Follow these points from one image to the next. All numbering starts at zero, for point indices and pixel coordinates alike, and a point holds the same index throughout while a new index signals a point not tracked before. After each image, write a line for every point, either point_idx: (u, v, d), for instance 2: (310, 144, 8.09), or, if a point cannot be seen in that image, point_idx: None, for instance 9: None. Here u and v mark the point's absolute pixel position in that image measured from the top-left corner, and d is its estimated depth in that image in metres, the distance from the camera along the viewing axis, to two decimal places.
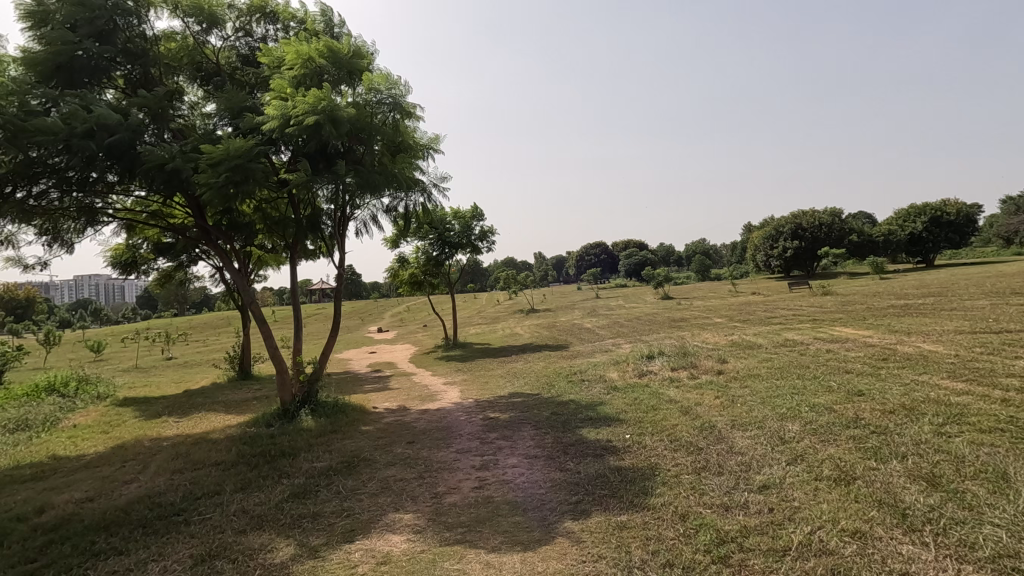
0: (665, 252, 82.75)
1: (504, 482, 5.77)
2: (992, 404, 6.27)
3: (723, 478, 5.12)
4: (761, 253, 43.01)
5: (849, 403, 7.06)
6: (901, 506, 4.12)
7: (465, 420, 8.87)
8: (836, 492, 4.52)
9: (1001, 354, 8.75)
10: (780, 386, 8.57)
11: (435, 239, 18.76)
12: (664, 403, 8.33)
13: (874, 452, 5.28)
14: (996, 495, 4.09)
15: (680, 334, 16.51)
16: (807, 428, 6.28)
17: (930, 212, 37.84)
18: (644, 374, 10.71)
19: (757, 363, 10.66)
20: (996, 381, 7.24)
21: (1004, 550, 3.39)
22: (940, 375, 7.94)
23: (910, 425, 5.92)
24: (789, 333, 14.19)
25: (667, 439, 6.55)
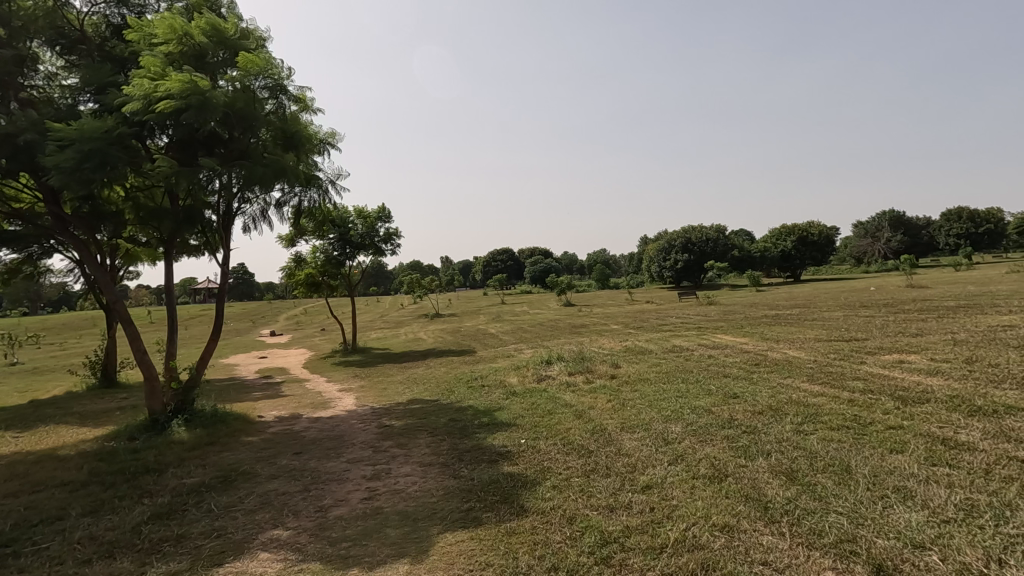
0: (569, 263, 85.54)
1: (395, 492, 5.57)
2: (840, 404, 7.08)
3: (610, 479, 5.32)
4: (655, 265, 45.66)
5: (725, 405, 7.65)
6: (764, 500, 4.48)
7: (359, 428, 8.50)
8: (710, 489, 4.83)
9: (849, 359, 9.95)
10: (667, 389, 9.10)
11: (335, 238, 18.02)
12: (560, 407, 8.54)
13: (744, 450, 5.73)
14: (841, 486, 4.57)
15: (580, 340, 17.12)
16: (688, 428, 6.73)
17: (799, 232, 43.07)
18: (542, 379, 10.93)
19: (648, 367, 11.26)
20: (845, 383, 8.20)
21: (845, 536, 3.79)
22: (801, 378, 8.85)
23: (775, 424, 6.50)
24: (677, 340, 15.16)
25: (560, 443, 6.70)
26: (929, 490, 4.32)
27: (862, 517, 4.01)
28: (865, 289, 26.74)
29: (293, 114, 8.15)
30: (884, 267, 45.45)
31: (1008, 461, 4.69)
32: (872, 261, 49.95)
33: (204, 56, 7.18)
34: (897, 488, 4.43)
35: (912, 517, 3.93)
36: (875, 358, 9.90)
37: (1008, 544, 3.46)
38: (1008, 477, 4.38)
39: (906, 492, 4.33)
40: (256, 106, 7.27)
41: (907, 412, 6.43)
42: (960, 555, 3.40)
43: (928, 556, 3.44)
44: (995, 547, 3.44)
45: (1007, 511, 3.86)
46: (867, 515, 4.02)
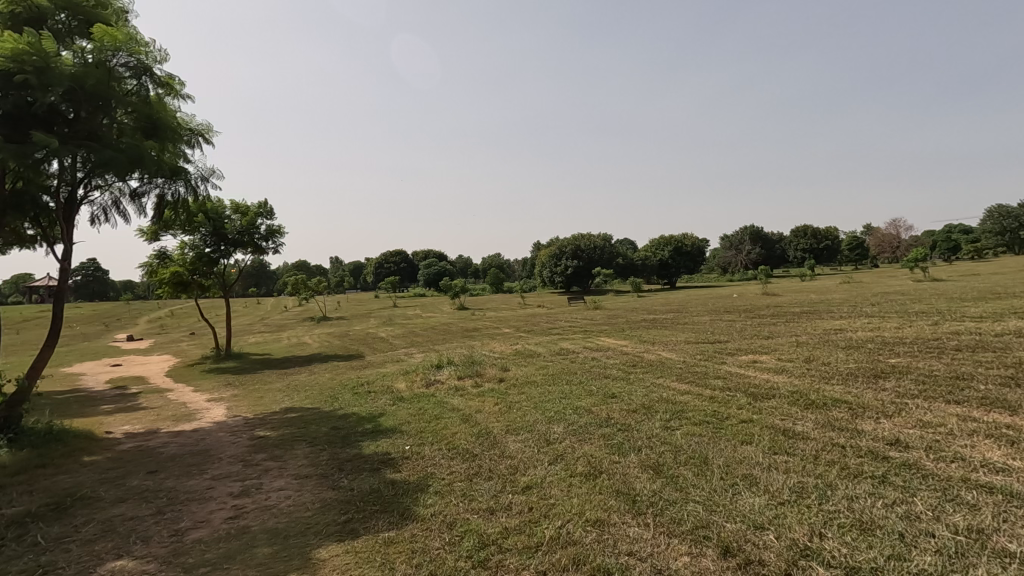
0: (464, 266, 85.67)
1: (265, 509, 5.20)
2: (703, 401, 7.76)
3: (491, 482, 5.38)
4: (546, 270, 46.97)
5: (603, 405, 8.08)
6: (633, 493, 4.79)
7: (228, 440, 7.83)
8: (586, 486, 5.06)
9: (713, 360, 10.96)
10: (552, 391, 9.41)
11: (209, 234, 16.47)
12: (447, 412, 8.50)
13: (618, 447, 6.08)
14: (699, 477, 5.00)
15: (472, 344, 17.20)
16: (569, 429, 7.00)
17: (675, 242, 46.83)
18: (431, 384, 10.81)
19: (535, 370, 11.59)
20: (708, 382, 9.01)
21: (700, 522, 4.14)
22: (672, 378, 9.58)
23: (646, 422, 6.97)
24: (564, 343, 15.75)
25: (445, 448, 6.66)
26: (770, 476, 4.88)
27: (715, 504, 4.43)
28: (730, 295, 29.67)
29: (158, 97, 7.39)
30: (745, 277, 50.70)
31: (832, 447, 5.42)
32: (736, 271, 55.41)
33: (45, 20, 6.35)
34: (745, 476, 4.94)
35: (755, 501, 4.40)
36: (733, 359, 11.01)
37: (828, 519, 3.99)
38: (831, 461, 5.06)
39: (752, 479, 4.85)
40: (110, 83, 6.47)
41: (757, 406, 7.21)
42: (790, 532, 3.86)
43: (766, 535, 3.87)
44: (817, 522, 3.96)
45: (829, 490, 4.46)
46: (719, 502, 4.44)
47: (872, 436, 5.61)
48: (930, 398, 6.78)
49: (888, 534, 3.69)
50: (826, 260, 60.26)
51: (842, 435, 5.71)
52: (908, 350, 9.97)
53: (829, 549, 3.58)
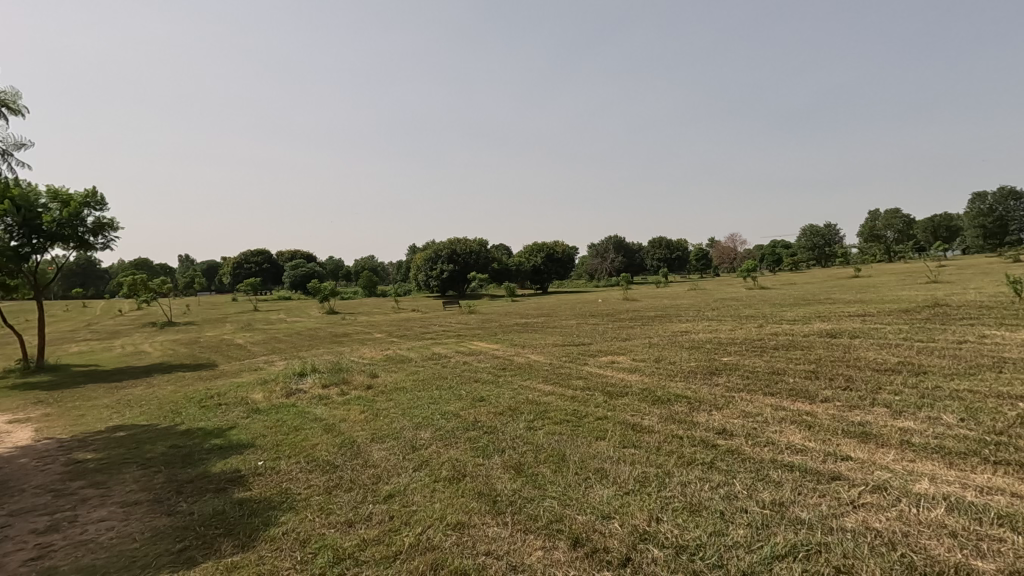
0: (335, 267, 81.85)
1: (78, 545, 4.50)
2: (565, 401, 8.19)
3: (352, 493, 5.18)
4: (421, 275, 46.12)
5: (471, 408, 8.19)
6: (493, 494, 4.90)
7: (34, 468, 6.67)
8: (449, 491, 5.08)
9: (576, 361, 11.63)
10: (421, 396, 9.34)
11: (16, 225, 13.78)
12: (308, 422, 8.04)
13: (483, 449, 6.21)
14: (556, 473, 5.27)
15: (340, 350, 16.44)
16: (435, 434, 6.99)
17: (546, 249, 50.29)
18: (292, 394, 10.11)
19: (406, 376, 11.39)
20: (571, 382, 9.52)
21: (554, 516, 4.36)
22: (538, 380, 9.97)
23: (511, 423, 7.20)
24: (436, 348, 15.67)
25: (303, 461, 6.28)
26: (619, 468, 5.28)
27: (569, 498, 4.69)
28: (596, 300, 31.73)
29: None
30: (609, 283, 54.65)
31: (672, 439, 6.01)
32: (602, 278, 59.45)
33: None
34: (597, 469, 5.30)
35: (604, 492, 4.74)
36: (595, 359, 11.78)
37: (664, 504, 4.41)
38: (670, 451, 5.62)
39: (603, 472, 5.21)
40: None
41: (612, 404, 7.78)
42: (632, 519, 4.21)
43: (611, 523, 4.18)
44: (656, 507, 4.36)
45: (667, 478, 4.95)
46: (572, 496, 4.72)
47: (704, 426, 6.33)
48: (751, 391, 7.81)
49: (712, 513, 4.17)
50: (677, 270, 66.87)
51: (681, 427, 6.37)
52: (738, 349, 11.39)
53: (663, 532, 3.96)
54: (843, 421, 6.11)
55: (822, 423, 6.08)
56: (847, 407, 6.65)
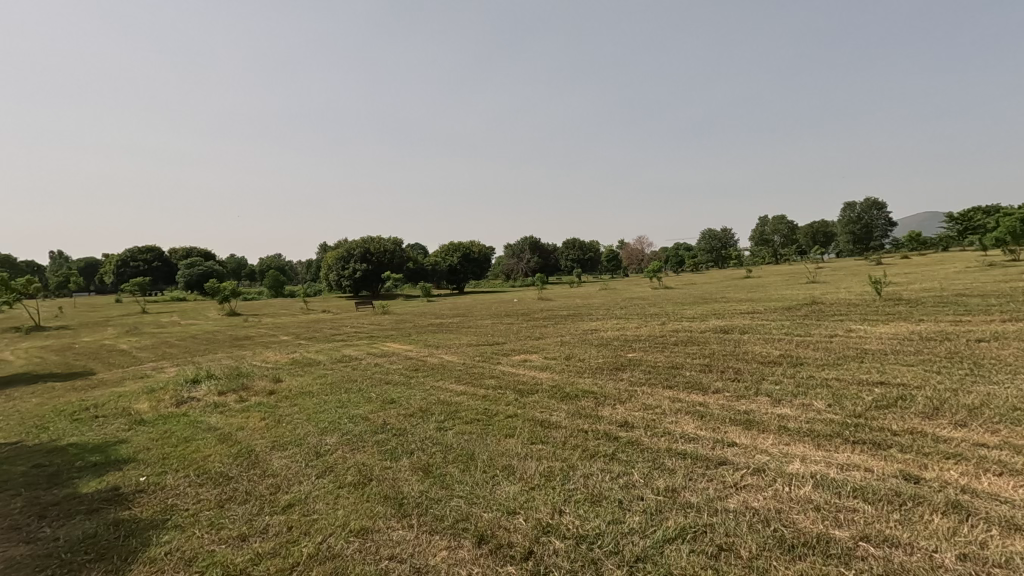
0: (236, 266, 76.72)
1: None
2: (476, 400, 8.22)
3: (247, 505, 4.89)
4: (332, 274, 44.25)
5: (381, 411, 8.00)
6: (400, 497, 4.82)
7: None
8: (353, 496, 4.93)
9: (489, 361, 11.70)
10: (328, 400, 8.98)
11: None
12: (200, 432, 7.47)
13: (391, 452, 6.08)
14: (464, 473, 5.28)
15: (241, 354, 15.42)
16: (342, 438, 6.75)
17: (463, 250, 50.58)
18: (183, 403, 9.34)
19: (312, 379, 10.90)
20: (483, 382, 9.57)
21: (461, 515, 4.36)
22: (450, 380, 9.92)
23: (421, 424, 7.12)
24: (347, 350, 15.13)
25: (193, 474, 5.83)
26: (526, 464, 5.38)
27: (476, 496, 4.71)
28: (512, 300, 32.07)
29: None
30: (525, 284, 55.60)
31: (577, 433, 6.22)
32: (518, 278, 60.30)
33: None
34: (504, 466, 5.37)
35: (510, 488, 4.81)
36: (507, 358, 11.91)
37: (567, 496, 4.56)
38: (574, 445, 5.82)
39: (510, 469, 5.29)
40: None
41: (522, 401, 7.92)
42: (536, 513, 4.31)
43: (516, 519, 4.26)
44: (559, 500, 4.50)
45: (570, 471, 5.11)
46: (479, 494, 4.74)
47: (608, 420, 6.61)
48: (652, 385, 8.25)
49: (610, 502, 4.37)
50: (589, 270, 69.19)
51: (586, 422, 6.60)
52: (642, 346, 11.97)
53: (565, 523, 4.09)
54: (730, 410, 6.62)
55: (713, 413, 6.55)
56: (735, 397, 7.21)
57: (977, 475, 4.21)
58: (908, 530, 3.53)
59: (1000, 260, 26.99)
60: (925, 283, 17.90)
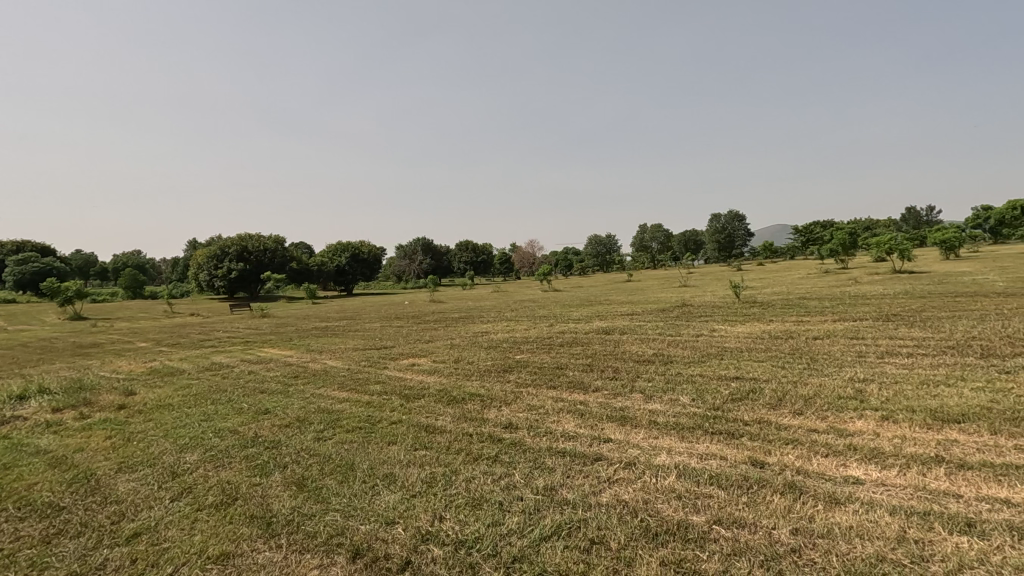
0: (85, 263, 67.46)
1: None
2: (359, 407, 7.89)
3: (81, 539, 4.27)
4: (204, 274, 40.38)
5: (253, 423, 7.41)
6: (268, 515, 4.47)
7: None
8: (214, 518, 4.50)
9: (376, 365, 11.32)
10: (191, 413, 8.14)
11: None
12: (25, 458, 6.40)
13: (261, 467, 5.64)
14: (341, 484, 5.04)
15: (85, 364, 13.48)
16: (205, 455, 6.15)
17: (351, 249, 48.95)
18: (4, 424, 7.95)
19: (173, 391, 9.80)
20: (367, 387, 9.22)
21: (335, 530, 4.15)
22: (333, 387, 9.44)
23: (297, 435, 6.70)
24: (216, 357, 13.84)
25: (12, 508, 4.97)
26: (407, 472, 5.25)
27: (353, 508, 4.51)
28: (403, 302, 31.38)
29: None
30: (417, 285, 54.84)
31: (462, 437, 6.21)
32: (410, 280, 59.31)
33: None
34: (385, 475, 5.20)
35: (390, 498, 4.67)
36: (395, 362, 11.61)
37: (448, 502, 4.51)
38: (459, 449, 5.80)
39: (391, 477, 5.14)
40: None
41: (408, 407, 7.74)
42: (416, 521, 4.22)
43: (394, 529, 4.13)
44: (440, 506, 4.44)
45: (453, 476, 5.08)
46: (357, 506, 4.54)
47: (492, 422, 6.67)
48: (537, 386, 8.46)
49: (491, 505, 4.39)
50: (483, 272, 69.74)
51: (471, 425, 6.61)
52: (530, 347, 12.25)
53: (444, 529, 4.05)
54: (608, 407, 6.99)
55: (592, 411, 6.86)
56: (612, 395, 7.61)
57: (808, 457, 4.82)
58: (753, 510, 3.93)
59: (832, 268, 31.30)
60: (775, 288, 20.24)
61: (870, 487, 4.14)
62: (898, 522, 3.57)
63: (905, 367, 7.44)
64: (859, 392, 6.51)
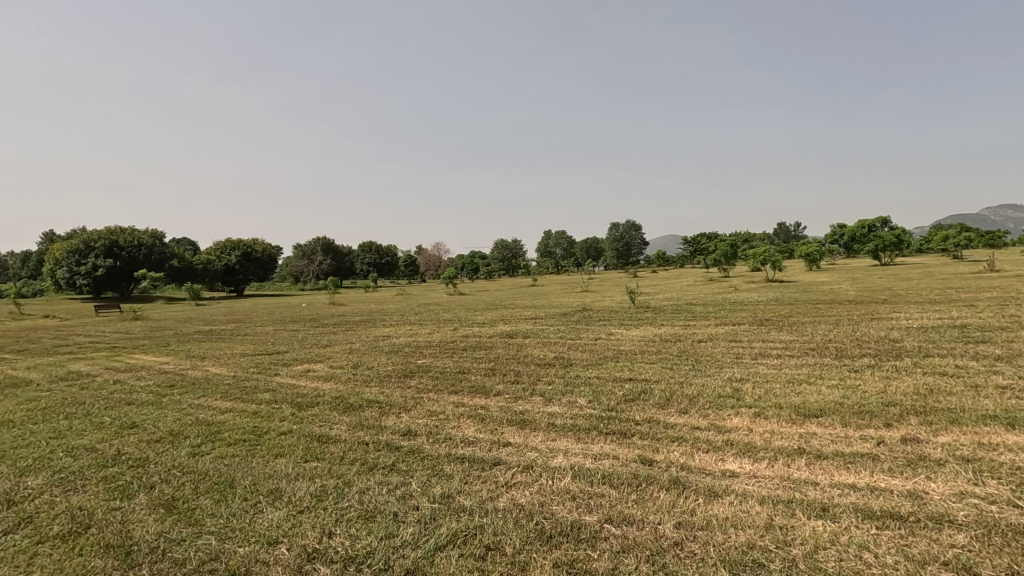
0: None
1: None
2: (244, 418, 7.29)
3: None
4: (62, 271, 35.63)
5: (115, 439, 6.58)
6: (128, 544, 3.97)
7: None
8: (60, 552, 3.92)
9: (266, 372, 10.56)
10: (38, 430, 7.08)
11: None
12: None
13: (123, 489, 5.02)
14: (219, 503, 4.61)
15: None
16: (52, 478, 5.36)
17: (243, 247, 45.84)
18: None
19: (15, 405, 8.47)
20: (254, 396, 8.55)
21: (208, 555, 3.77)
22: (214, 396, 8.65)
23: (169, 451, 6.06)
24: (74, 365, 12.19)
25: None
26: (295, 485, 4.92)
27: (231, 529, 4.13)
28: (300, 304, 29.78)
29: None
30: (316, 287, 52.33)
31: (357, 446, 5.95)
32: (308, 281, 56.47)
33: None
34: (270, 491, 4.83)
35: (274, 515, 4.34)
36: (288, 369, 10.91)
37: (339, 516, 4.28)
38: (354, 459, 5.54)
39: (277, 493, 4.78)
40: None
41: (299, 416, 7.28)
42: (302, 539, 3.95)
43: (277, 550, 3.83)
44: (330, 521, 4.19)
45: (345, 488, 4.83)
46: (235, 526, 4.17)
47: (390, 430, 6.45)
48: (438, 391, 8.32)
49: (385, 516, 4.22)
50: (387, 275, 68.03)
51: (368, 433, 6.35)
52: (432, 352, 12.05)
53: (333, 546, 3.82)
54: (508, 411, 7.02)
55: (492, 415, 6.86)
56: (513, 398, 7.67)
57: (691, 453, 5.13)
58: (642, 507, 4.11)
59: (715, 277, 33.98)
60: (666, 294, 21.62)
61: (743, 479, 4.49)
62: (767, 510, 3.89)
63: (775, 368, 8.23)
64: (736, 391, 7.08)
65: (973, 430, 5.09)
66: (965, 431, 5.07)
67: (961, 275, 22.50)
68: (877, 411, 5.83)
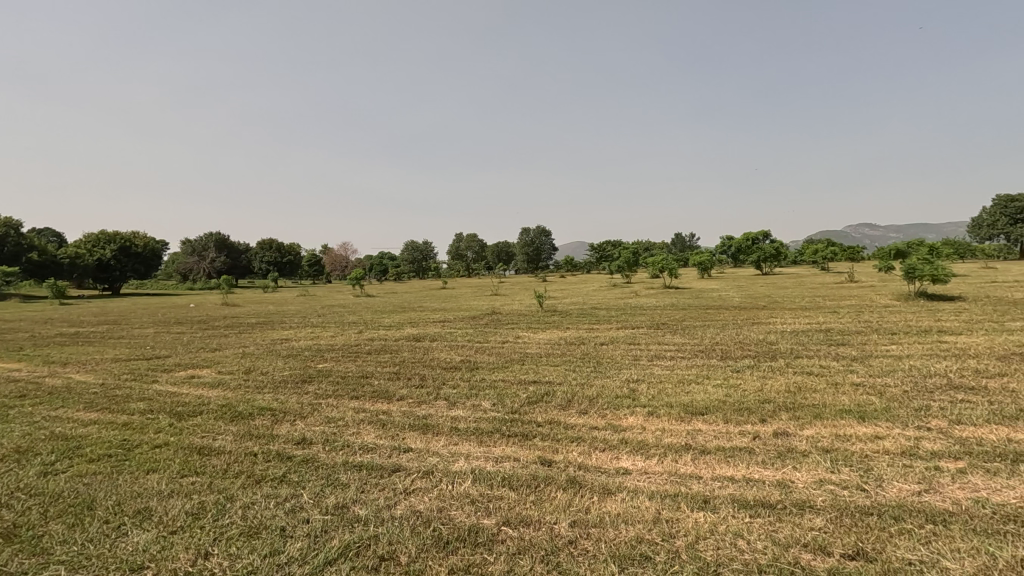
0: None
1: None
2: (112, 431, 6.54)
3: None
4: None
5: None
6: None
7: None
8: None
9: (141, 379, 9.53)
10: None
11: None
12: None
13: None
14: (73, 528, 4.08)
15: None
16: None
17: (120, 241, 41.35)
18: None
19: None
20: (126, 406, 7.67)
21: None
22: (76, 407, 7.65)
23: (13, 471, 5.27)
24: None
25: None
26: (168, 504, 4.47)
27: (85, 557, 3.66)
28: (187, 305, 27.31)
29: None
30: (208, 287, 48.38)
31: (244, 457, 5.52)
32: (198, 279, 52.02)
33: None
34: (138, 511, 4.34)
35: (141, 538, 3.91)
36: (168, 375, 9.92)
37: (218, 534, 3.94)
38: (238, 471, 5.14)
39: (145, 513, 4.31)
40: None
41: (178, 427, 6.63)
42: (173, 563, 3.59)
43: None
44: (207, 541, 3.84)
45: (227, 503, 4.46)
46: (91, 553, 3.71)
47: (283, 439, 6.06)
48: (338, 397, 7.95)
49: (270, 532, 3.95)
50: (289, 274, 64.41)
51: (256, 443, 5.93)
52: (334, 355, 11.53)
53: (209, 568, 3.51)
54: (410, 416, 6.86)
55: (393, 421, 6.66)
56: (416, 403, 7.50)
57: (588, 453, 5.29)
58: (540, 508, 4.17)
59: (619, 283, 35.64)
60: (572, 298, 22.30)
61: (635, 476, 4.69)
62: (655, 504, 4.10)
63: (668, 369, 8.73)
64: (633, 392, 7.42)
65: (832, 423, 5.69)
66: (825, 425, 5.66)
67: (827, 285, 25.30)
68: (754, 408, 6.35)
